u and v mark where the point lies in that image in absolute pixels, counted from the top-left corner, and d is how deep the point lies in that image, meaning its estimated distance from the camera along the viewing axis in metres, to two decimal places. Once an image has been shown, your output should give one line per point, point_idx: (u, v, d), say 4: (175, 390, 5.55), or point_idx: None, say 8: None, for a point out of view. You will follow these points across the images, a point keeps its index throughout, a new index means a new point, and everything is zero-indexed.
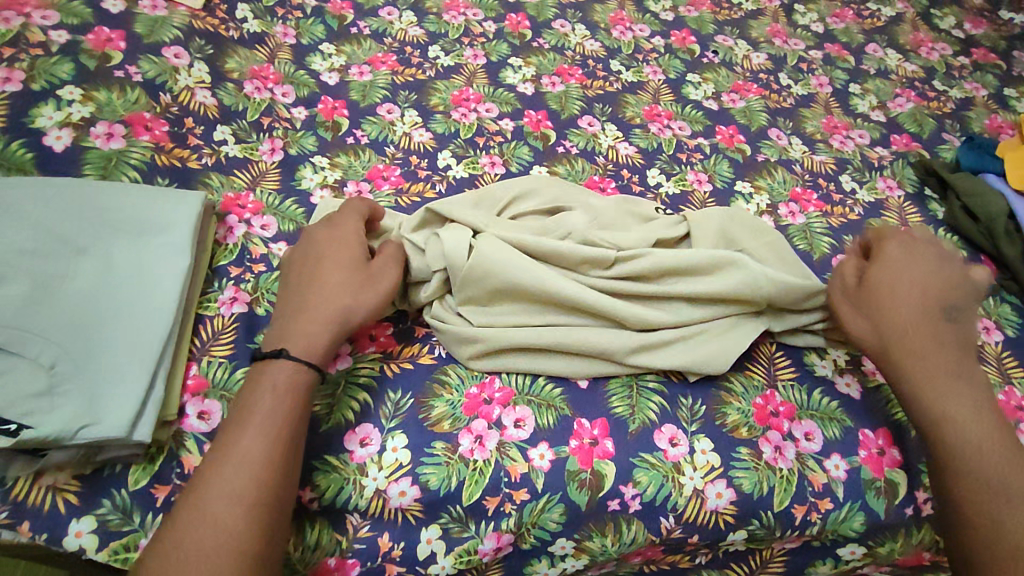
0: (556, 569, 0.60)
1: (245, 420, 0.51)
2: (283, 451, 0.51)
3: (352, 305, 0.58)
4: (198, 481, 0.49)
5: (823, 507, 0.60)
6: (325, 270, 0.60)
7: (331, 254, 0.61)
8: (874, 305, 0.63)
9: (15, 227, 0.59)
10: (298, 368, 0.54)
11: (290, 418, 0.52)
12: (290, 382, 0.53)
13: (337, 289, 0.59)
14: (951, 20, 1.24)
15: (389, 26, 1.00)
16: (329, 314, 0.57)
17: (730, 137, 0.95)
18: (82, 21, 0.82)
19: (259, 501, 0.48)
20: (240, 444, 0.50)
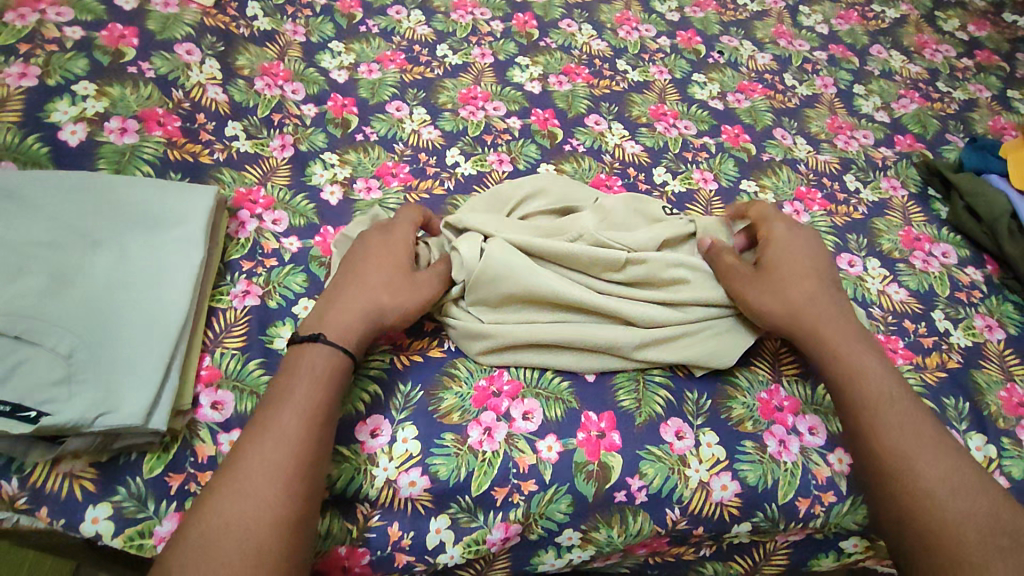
0: (562, 559, 0.61)
1: (282, 401, 0.52)
2: (319, 431, 0.52)
3: (386, 303, 0.60)
4: (234, 459, 0.49)
5: (827, 501, 0.61)
6: (372, 267, 0.62)
7: (380, 252, 0.63)
8: (771, 279, 0.64)
9: (31, 220, 0.60)
10: (335, 359, 0.55)
11: (326, 400, 0.53)
12: (327, 368, 0.55)
13: (379, 286, 0.60)
14: (955, 22, 1.25)
15: (398, 25, 1.01)
16: (365, 309, 0.59)
17: (736, 136, 0.96)
18: (95, 18, 0.83)
19: (295, 477, 0.49)
20: (279, 421, 0.51)
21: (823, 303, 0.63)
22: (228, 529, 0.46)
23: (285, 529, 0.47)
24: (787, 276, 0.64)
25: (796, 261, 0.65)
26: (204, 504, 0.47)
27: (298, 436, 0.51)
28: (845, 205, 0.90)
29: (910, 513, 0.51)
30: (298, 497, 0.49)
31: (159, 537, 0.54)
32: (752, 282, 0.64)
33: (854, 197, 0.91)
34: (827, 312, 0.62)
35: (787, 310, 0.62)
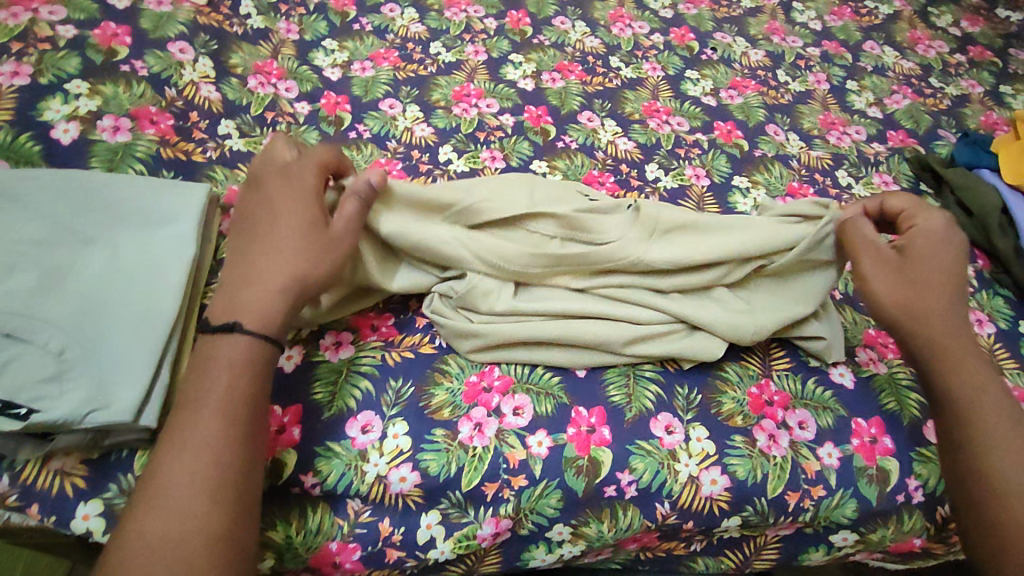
0: (553, 554, 0.61)
1: (197, 403, 0.49)
2: (242, 431, 0.49)
3: (308, 268, 0.55)
4: (154, 470, 0.47)
5: (816, 495, 0.61)
6: (281, 231, 0.57)
7: (286, 213, 0.58)
8: (907, 273, 0.61)
9: (23, 218, 0.61)
10: (252, 343, 0.52)
11: (249, 392, 0.51)
12: (244, 359, 0.52)
13: (290, 252, 0.55)
14: (949, 18, 1.25)
15: (391, 23, 1.01)
16: (282, 281, 0.55)
17: (728, 132, 0.96)
18: (88, 17, 0.83)
19: (221, 484, 0.47)
20: (200, 422, 0.48)
21: (952, 303, 0.61)
22: (157, 540, 0.44)
23: (224, 530, 0.46)
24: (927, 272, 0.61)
25: (939, 258, 0.62)
26: (128, 523, 0.45)
27: (220, 435, 0.48)
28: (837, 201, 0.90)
29: (995, 534, 0.54)
30: (232, 496, 0.47)
31: None
32: (888, 273, 0.62)
33: (846, 193, 0.91)
34: (955, 311, 0.61)
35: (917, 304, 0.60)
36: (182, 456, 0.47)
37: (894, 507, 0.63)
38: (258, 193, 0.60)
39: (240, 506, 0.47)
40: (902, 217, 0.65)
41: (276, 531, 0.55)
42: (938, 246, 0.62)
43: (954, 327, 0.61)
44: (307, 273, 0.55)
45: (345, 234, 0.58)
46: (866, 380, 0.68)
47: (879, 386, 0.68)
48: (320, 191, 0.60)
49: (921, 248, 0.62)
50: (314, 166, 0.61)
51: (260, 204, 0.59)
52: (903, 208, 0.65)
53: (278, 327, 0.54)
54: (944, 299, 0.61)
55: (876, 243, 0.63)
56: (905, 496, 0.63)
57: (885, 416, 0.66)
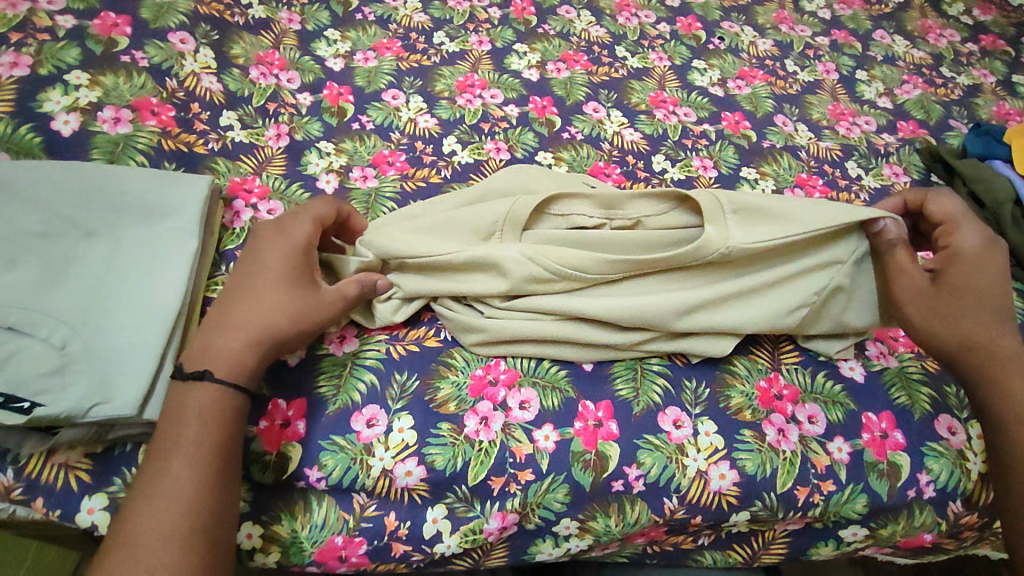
0: (560, 548, 0.61)
1: (170, 447, 0.49)
2: (215, 476, 0.49)
3: (278, 322, 0.55)
4: (127, 516, 0.47)
5: (826, 489, 0.61)
6: (263, 281, 0.57)
7: (272, 262, 0.58)
8: (946, 302, 0.60)
9: (24, 210, 0.60)
10: (221, 393, 0.52)
11: (221, 438, 0.51)
12: (215, 407, 0.51)
13: (268, 304, 0.55)
14: (960, 7, 1.23)
15: (394, 12, 0.99)
16: (253, 332, 0.54)
17: (736, 123, 0.95)
18: (88, 6, 0.82)
19: (193, 530, 0.47)
20: (169, 471, 0.48)
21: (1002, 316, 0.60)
22: None
23: None
24: (966, 299, 0.60)
25: (977, 284, 0.61)
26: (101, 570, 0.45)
27: (189, 480, 0.48)
28: (847, 192, 0.89)
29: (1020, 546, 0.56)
30: (204, 546, 0.47)
31: None
32: (925, 301, 0.61)
33: (856, 184, 0.90)
34: (996, 322, 0.60)
35: (952, 335, 0.60)
36: (153, 506, 0.47)
37: (905, 502, 0.62)
38: (251, 242, 0.60)
39: (211, 555, 0.47)
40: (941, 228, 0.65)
41: (281, 525, 0.55)
42: (978, 268, 0.61)
43: (1005, 343, 0.60)
44: (284, 327, 0.55)
45: (333, 296, 0.58)
46: (876, 373, 0.67)
47: (890, 380, 0.67)
48: (309, 246, 0.59)
49: (961, 273, 0.61)
50: (308, 220, 0.60)
51: (250, 255, 0.59)
52: (943, 217, 0.65)
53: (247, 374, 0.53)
54: (984, 318, 0.60)
55: (912, 272, 0.61)
56: (916, 491, 0.62)
57: (896, 410, 0.65)
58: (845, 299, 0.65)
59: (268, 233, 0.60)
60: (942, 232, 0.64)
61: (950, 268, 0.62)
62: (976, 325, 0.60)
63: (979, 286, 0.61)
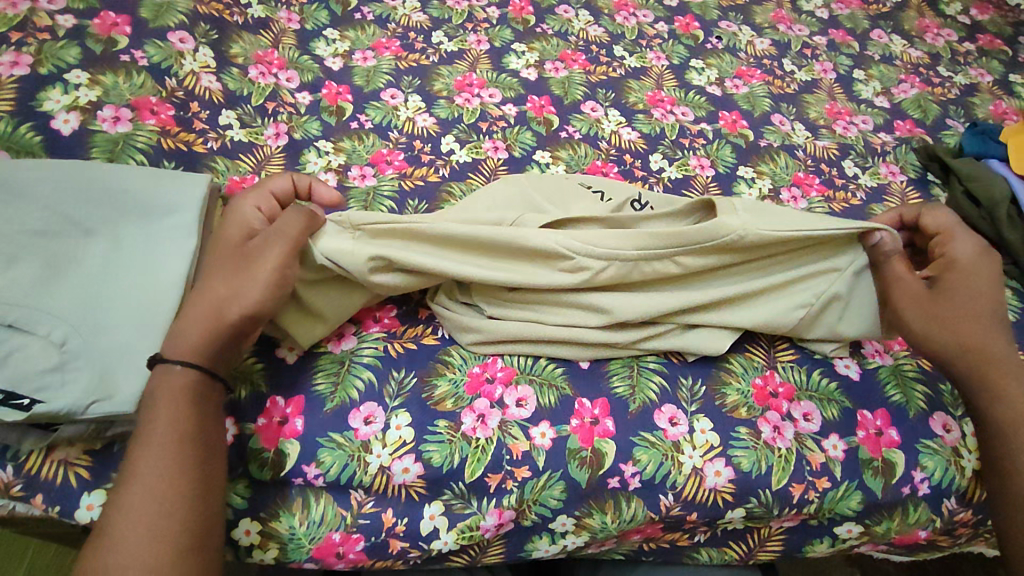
0: (557, 545, 0.61)
1: (145, 431, 0.50)
2: (193, 451, 0.50)
3: (233, 293, 0.54)
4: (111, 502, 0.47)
5: (821, 486, 0.61)
6: (217, 259, 0.57)
7: (225, 243, 0.59)
8: (944, 308, 0.61)
9: (24, 209, 0.60)
10: (187, 369, 0.52)
11: (194, 415, 0.51)
12: (185, 386, 0.52)
13: (221, 278, 0.55)
14: (957, 6, 1.24)
15: (393, 12, 1.00)
16: (214, 310, 0.54)
17: (734, 122, 0.95)
18: (88, 6, 0.83)
19: (184, 503, 0.48)
20: (147, 454, 0.49)
21: (998, 324, 0.61)
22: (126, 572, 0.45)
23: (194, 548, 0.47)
24: (965, 307, 0.61)
25: (978, 291, 0.61)
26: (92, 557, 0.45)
27: (170, 473, 0.48)
28: (843, 191, 0.89)
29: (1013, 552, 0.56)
30: (194, 517, 0.48)
31: None
32: (922, 307, 0.62)
33: (852, 183, 0.91)
34: (991, 329, 0.60)
35: (952, 342, 0.60)
36: (136, 487, 0.47)
37: (899, 499, 0.62)
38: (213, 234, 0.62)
39: (203, 524, 0.49)
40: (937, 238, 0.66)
41: (279, 522, 0.56)
42: (973, 277, 0.62)
43: (998, 351, 0.60)
44: (243, 298, 0.54)
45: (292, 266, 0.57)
46: (872, 370, 0.68)
47: (885, 378, 0.67)
48: (254, 222, 0.61)
49: (956, 279, 0.62)
50: (252, 200, 0.62)
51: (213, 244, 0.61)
52: (940, 228, 0.66)
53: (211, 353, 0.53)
54: (983, 327, 0.60)
55: (909, 279, 0.63)
56: (910, 488, 0.63)
57: (891, 408, 0.65)
58: (841, 308, 0.65)
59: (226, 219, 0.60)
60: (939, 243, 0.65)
61: (947, 275, 0.63)
62: (973, 332, 0.60)
63: (978, 293, 0.61)
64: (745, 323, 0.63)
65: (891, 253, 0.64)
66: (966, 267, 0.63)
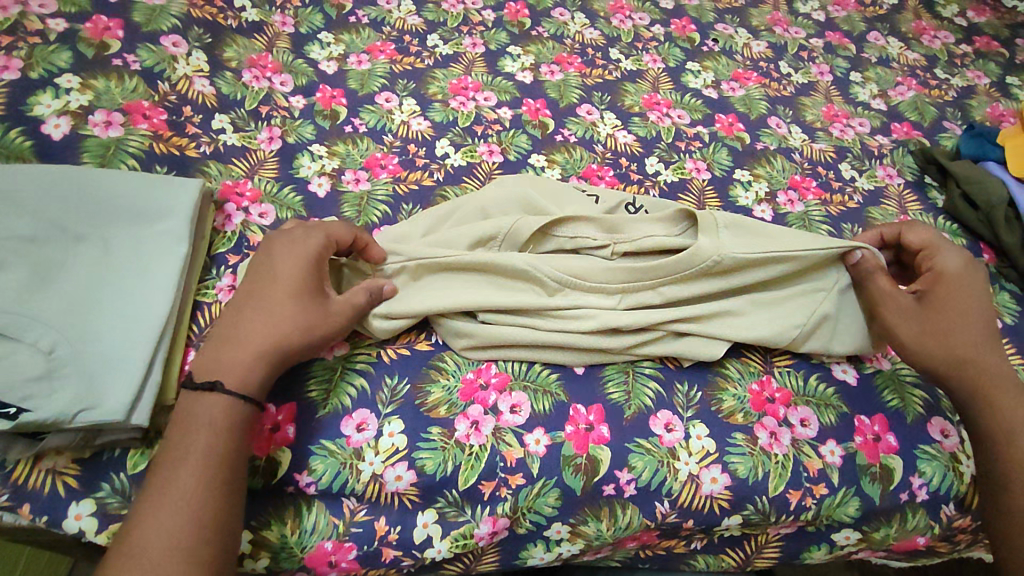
0: (552, 553, 0.60)
1: (181, 456, 0.49)
2: (221, 488, 0.49)
3: (288, 335, 0.55)
4: (132, 523, 0.46)
5: (818, 493, 0.60)
6: (275, 292, 0.56)
7: (287, 274, 0.58)
8: (931, 323, 0.61)
9: (14, 214, 0.60)
10: (231, 403, 0.52)
11: (229, 450, 0.50)
12: (224, 418, 0.51)
13: (281, 316, 0.55)
14: (954, 8, 1.24)
15: (388, 15, 0.99)
16: (261, 347, 0.54)
17: (730, 125, 0.95)
18: (80, 10, 0.82)
19: (200, 541, 0.46)
20: (177, 481, 0.48)
21: (988, 335, 0.61)
22: None
23: None
24: (955, 321, 0.61)
25: (965, 304, 0.62)
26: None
27: (195, 505, 0.47)
28: (840, 194, 0.89)
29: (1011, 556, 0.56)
30: (208, 557, 0.46)
31: None
32: (910, 322, 0.62)
33: (849, 186, 0.90)
34: (983, 342, 0.61)
35: (946, 357, 0.60)
36: (159, 514, 0.46)
37: (897, 505, 0.62)
38: (260, 254, 0.60)
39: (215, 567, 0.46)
40: (921, 253, 0.66)
41: (270, 531, 0.55)
42: (961, 290, 0.62)
43: (992, 363, 0.60)
44: (293, 338, 0.55)
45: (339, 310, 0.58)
46: (869, 375, 0.67)
47: (882, 383, 0.67)
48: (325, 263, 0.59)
49: (945, 293, 0.62)
50: (324, 236, 0.60)
51: (263, 265, 0.59)
52: (922, 244, 0.66)
53: (258, 387, 0.53)
54: (971, 339, 0.61)
55: (897, 294, 0.63)
56: (908, 494, 0.62)
57: (888, 413, 0.65)
58: (831, 327, 0.65)
59: (278, 247, 0.59)
60: (923, 258, 0.65)
61: (935, 289, 0.63)
62: (968, 346, 0.60)
63: (966, 306, 0.62)
64: (735, 335, 0.63)
65: (874, 270, 0.64)
66: (953, 280, 0.63)
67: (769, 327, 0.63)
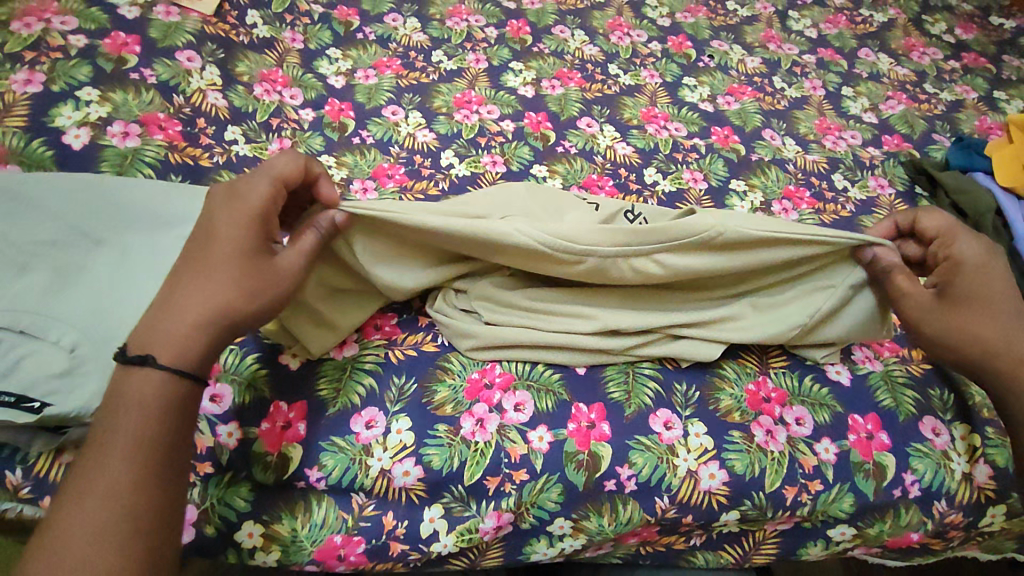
0: (555, 549, 0.62)
1: (110, 439, 0.46)
2: (156, 473, 0.46)
3: (230, 301, 0.51)
4: (59, 509, 0.44)
5: (814, 489, 0.62)
6: (219, 254, 0.52)
7: (226, 230, 0.53)
8: (955, 317, 0.61)
9: (36, 220, 0.62)
10: (166, 379, 0.48)
11: (165, 431, 0.48)
12: (159, 397, 0.48)
13: (222, 279, 0.51)
14: (942, 26, 1.28)
15: (394, 32, 1.03)
16: (201, 315, 0.50)
17: (726, 137, 0.98)
18: (100, 26, 0.85)
19: (134, 529, 0.44)
20: (107, 465, 0.45)
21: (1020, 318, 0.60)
22: None
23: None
24: (980, 313, 0.60)
25: (990, 290, 0.61)
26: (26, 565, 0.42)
27: (126, 492, 0.45)
28: (833, 203, 0.92)
29: None
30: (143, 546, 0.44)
31: None
32: (935, 317, 0.61)
33: (842, 196, 0.93)
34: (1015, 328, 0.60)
35: (976, 348, 0.60)
36: (85, 502, 0.44)
37: (891, 501, 0.63)
38: (203, 210, 0.55)
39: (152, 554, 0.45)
40: (935, 242, 0.64)
41: (281, 525, 0.57)
42: (985, 276, 0.61)
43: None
44: (236, 304, 0.51)
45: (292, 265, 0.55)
46: (862, 376, 0.69)
47: (875, 384, 0.68)
48: (270, 213, 0.55)
49: (969, 282, 0.61)
50: (266, 185, 0.55)
51: (205, 221, 0.55)
52: (938, 232, 0.64)
53: (196, 358, 0.50)
54: (1003, 328, 0.60)
55: (917, 292, 0.62)
56: (902, 490, 0.64)
57: (881, 413, 0.67)
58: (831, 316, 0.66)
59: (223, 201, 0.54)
60: (937, 248, 0.64)
61: (959, 278, 0.61)
62: (998, 335, 0.60)
63: (994, 293, 0.60)
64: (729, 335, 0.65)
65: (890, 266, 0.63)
66: (975, 266, 0.61)
67: (766, 330, 0.65)
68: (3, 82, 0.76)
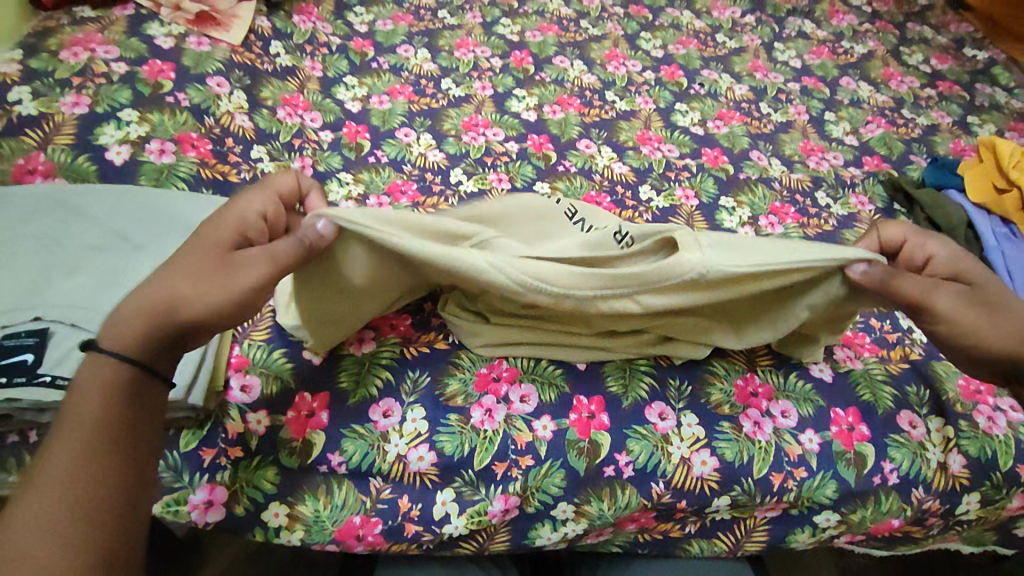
0: (558, 533, 0.66)
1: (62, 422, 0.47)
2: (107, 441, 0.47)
3: (185, 294, 0.52)
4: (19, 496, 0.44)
5: (799, 476, 0.67)
6: (191, 251, 0.54)
7: (207, 233, 0.55)
8: (979, 304, 0.60)
9: (84, 226, 0.69)
10: (111, 361, 0.49)
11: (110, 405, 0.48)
12: (103, 376, 0.49)
13: (183, 272, 0.53)
14: (919, 56, 1.36)
15: (406, 62, 1.11)
16: (154, 303, 0.51)
17: (715, 158, 1.05)
18: (138, 55, 0.92)
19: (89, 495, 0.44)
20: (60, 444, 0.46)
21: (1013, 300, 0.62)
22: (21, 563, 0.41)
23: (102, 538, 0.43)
24: (990, 298, 0.60)
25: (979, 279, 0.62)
26: None
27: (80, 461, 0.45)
28: (817, 218, 0.98)
29: None
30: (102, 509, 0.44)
31: (193, 505, 0.60)
32: (966, 309, 0.59)
33: (825, 211, 0.99)
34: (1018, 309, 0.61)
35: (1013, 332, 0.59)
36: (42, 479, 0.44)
37: (872, 488, 0.68)
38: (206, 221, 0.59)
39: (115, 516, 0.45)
40: (906, 247, 0.65)
41: (305, 506, 0.61)
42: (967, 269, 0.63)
43: None
44: (185, 296, 0.52)
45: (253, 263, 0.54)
46: (844, 373, 0.74)
47: (856, 380, 0.73)
48: (254, 219, 0.56)
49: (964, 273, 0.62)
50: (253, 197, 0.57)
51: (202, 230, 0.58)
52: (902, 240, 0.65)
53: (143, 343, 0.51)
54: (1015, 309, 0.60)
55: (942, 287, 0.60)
56: (881, 478, 0.68)
57: (862, 407, 0.71)
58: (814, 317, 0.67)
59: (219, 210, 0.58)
60: (911, 250, 0.65)
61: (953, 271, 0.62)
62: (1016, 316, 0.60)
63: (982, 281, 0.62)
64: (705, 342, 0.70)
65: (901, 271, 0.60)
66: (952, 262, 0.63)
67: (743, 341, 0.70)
68: (53, 104, 0.83)
